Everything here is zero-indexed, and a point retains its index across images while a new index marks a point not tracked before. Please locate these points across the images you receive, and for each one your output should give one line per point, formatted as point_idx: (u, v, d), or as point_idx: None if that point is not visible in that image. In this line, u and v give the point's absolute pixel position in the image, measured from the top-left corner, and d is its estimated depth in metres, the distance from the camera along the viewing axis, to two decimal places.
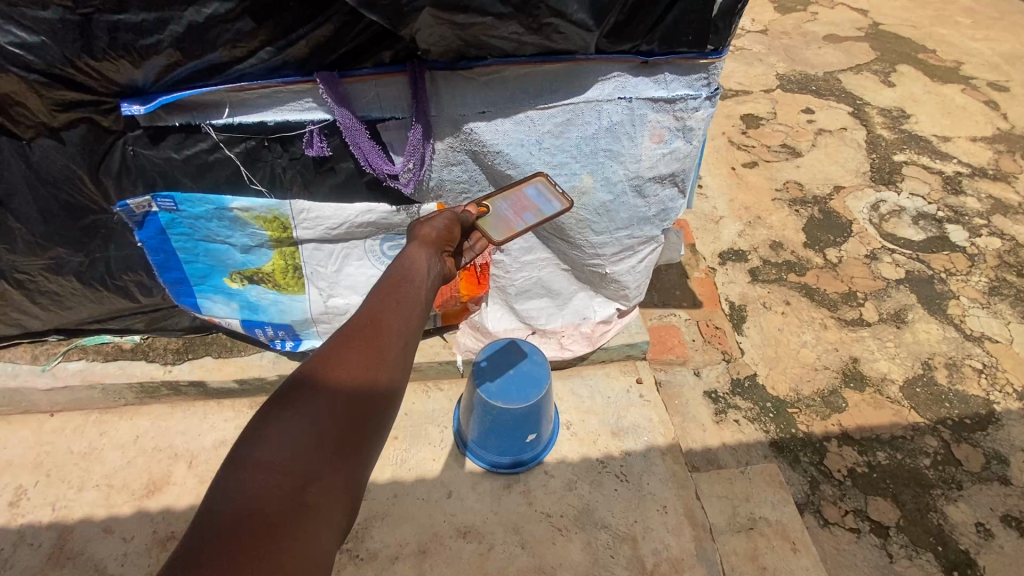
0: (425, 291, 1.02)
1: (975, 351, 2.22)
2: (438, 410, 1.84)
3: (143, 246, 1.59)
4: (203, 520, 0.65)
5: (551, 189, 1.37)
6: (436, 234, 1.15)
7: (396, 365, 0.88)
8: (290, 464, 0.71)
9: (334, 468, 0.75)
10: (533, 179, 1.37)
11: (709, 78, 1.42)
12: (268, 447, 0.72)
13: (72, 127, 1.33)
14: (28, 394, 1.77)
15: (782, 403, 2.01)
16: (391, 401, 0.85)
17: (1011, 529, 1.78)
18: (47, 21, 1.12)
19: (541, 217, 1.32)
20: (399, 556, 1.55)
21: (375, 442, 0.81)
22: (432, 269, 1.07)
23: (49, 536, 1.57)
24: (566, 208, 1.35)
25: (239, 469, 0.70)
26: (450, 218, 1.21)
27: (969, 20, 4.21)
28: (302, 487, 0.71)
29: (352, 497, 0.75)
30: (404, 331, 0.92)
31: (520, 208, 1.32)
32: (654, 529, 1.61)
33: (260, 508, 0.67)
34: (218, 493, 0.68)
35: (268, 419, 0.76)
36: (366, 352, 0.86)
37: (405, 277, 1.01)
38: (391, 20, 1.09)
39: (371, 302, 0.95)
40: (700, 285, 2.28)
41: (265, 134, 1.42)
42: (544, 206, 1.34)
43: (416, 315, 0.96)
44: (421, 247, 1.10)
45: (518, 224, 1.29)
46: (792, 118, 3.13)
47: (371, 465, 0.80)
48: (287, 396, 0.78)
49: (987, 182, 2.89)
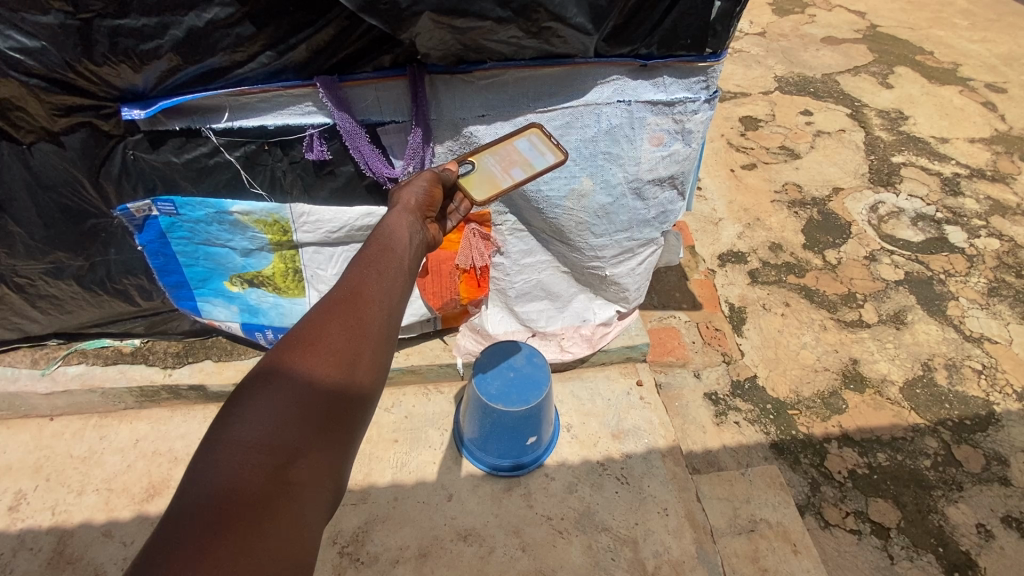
0: (408, 264, 1.02)
1: (974, 351, 2.22)
2: (438, 414, 1.84)
3: (143, 250, 1.60)
4: (183, 500, 0.65)
5: (544, 142, 1.37)
6: (416, 201, 1.15)
7: (379, 340, 0.88)
8: (274, 442, 0.72)
9: (319, 445, 0.75)
10: (526, 131, 1.37)
11: (708, 81, 1.43)
12: (249, 425, 0.72)
13: (73, 132, 1.33)
14: (28, 399, 1.76)
15: (783, 404, 2.01)
16: (374, 377, 0.85)
17: (1012, 530, 1.78)
18: (47, 26, 1.12)
19: (531, 172, 1.33)
20: (399, 559, 1.55)
21: (361, 417, 0.81)
22: (414, 237, 1.07)
23: (49, 541, 1.57)
24: (559, 160, 1.35)
25: (220, 447, 0.69)
26: (429, 181, 1.20)
27: (966, 21, 4.23)
28: (286, 464, 0.71)
29: (338, 474, 0.76)
30: (387, 305, 0.92)
31: (509, 163, 1.34)
32: (655, 531, 1.61)
33: (244, 486, 0.67)
34: (199, 472, 0.67)
35: (248, 395, 0.75)
36: (348, 328, 0.86)
37: (386, 250, 1.00)
38: (391, 25, 1.09)
39: (352, 275, 0.94)
40: (700, 287, 2.29)
41: (266, 138, 1.42)
42: (535, 160, 1.35)
43: (398, 288, 0.96)
44: (401, 216, 1.09)
45: (505, 180, 1.31)
46: (791, 120, 3.14)
47: (357, 440, 0.81)
48: (266, 374, 0.77)
49: (986, 183, 2.90)
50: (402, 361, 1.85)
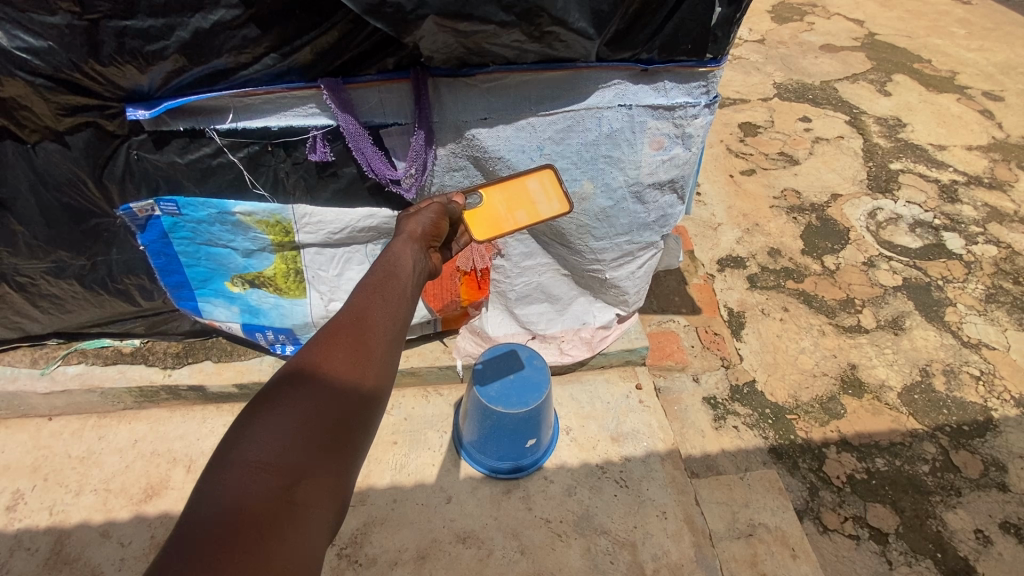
0: (410, 288, 1.03)
1: (972, 357, 2.23)
2: (438, 416, 1.84)
3: (145, 250, 1.60)
4: (189, 520, 0.65)
5: (554, 187, 1.36)
6: (422, 231, 1.16)
7: (383, 363, 0.89)
8: (280, 462, 0.72)
9: (323, 466, 0.75)
10: (540, 172, 1.35)
11: (708, 86, 1.44)
12: (255, 445, 0.72)
13: (77, 131, 1.34)
14: (26, 398, 1.76)
15: (782, 409, 2.02)
16: (378, 399, 0.86)
17: (1010, 535, 1.79)
18: (55, 26, 1.13)
19: (533, 218, 1.36)
20: (398, 561, 1.55)
21: (362, 440, 0.82)
22: (417, 265, 1.09)
23: (46, 542, 1.57)
24: (562, 212, 1.37)
25: (227, 467, 0.69)
26: (436, 212, 1.23)
27: (964, 30, 4.26)
28: (291, 485, 0.71)
29: (340, 496, 0.76)
30: (390, 329, 0.93)
31: (515, 203, 1.36)
32: (654, 535, 1.61)
33: (249, 507, 0.67)
34: (205, 491, 0.67)
35: (254, 416, 0.76)
36: (353, 351, 0.87)
37: (391, 275, 1.01)
38: (396, 28, 1.10)
39: (358, 298, 0.95)
40: (699, 292, 2.31)
41: (269, 139, 1.43)
42: (541, 204, 1.36)
43: (402, 313, 0.97)
44: (406, 245, 1.11)
45: (506, 222, 1.35)
46: (790, 127, 3.16)
47: (359, 462, 0.81)
48: (273, 395, 0.78)
49: (983, 190, 2.92)
50: (402, 362, 1.85)
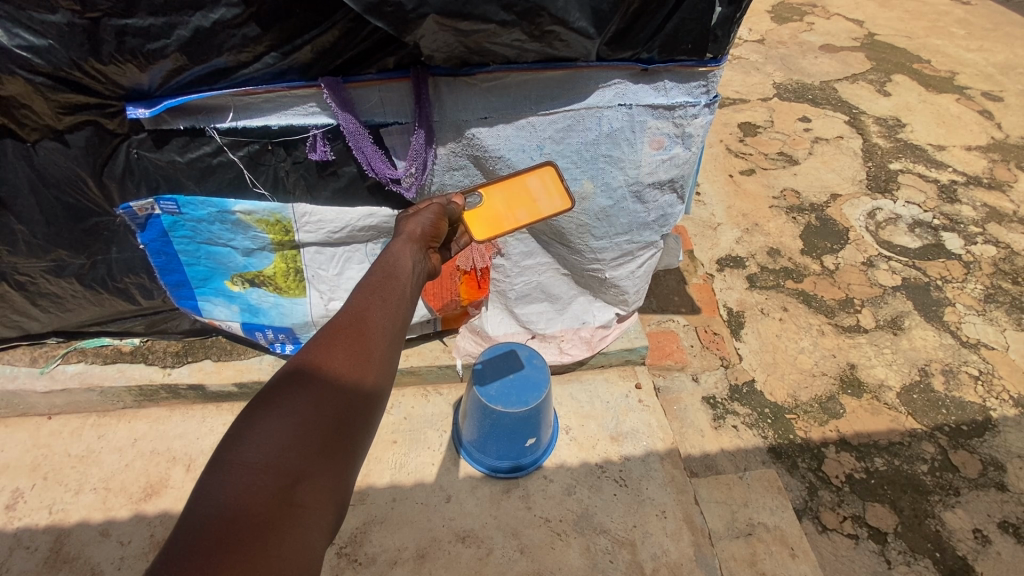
0: (410, 289, 1.03)
1: (971, 357, 2.24)
2: (437, 415, 1.84)
3: (145, 249, 1.60)
4: (188, 522, 0.65)
5: (554, 184, 1.36)
6: (421, 231, 1.16)
7: (383, 363, 0.89)
8: (280, 463, 0.72)
9: (323, 467, 0.75)
10: (540, 169, 1.36)
11: (708, 85, 1.44)
12: (254, 446, 0.72)
13: (77, 130, 1.34)
14: (26, 397, 1.76)
15: (781, 409, 2.02)
16: (377, 399, 0.86)
17: (1008, 535, 1.79)
18: (55, 25, 1.13)
19: (534, 216, 1.36)
20: (398, 560, 1.55)
21: (362, 441, 0.82)
22: (417, 266, 1.09)
23: (45, 540, 1.56)
24: (563, 209, 1.36)
25: (226, 468, 0.69)
26: (436, 212, 1.23)
27: (963, 30, 4.27)
28: (291, 486, 0.71)
29: (340, 496, 0.76)
30: (390, 330, 0.93)
31: (515, 201, 1.36)
32: (653, 534, 1.61)
33: (248, 508, 0.67)
34: (205, 491, 0.67)
35: (253, 417, 0.75)
36: (353, 351, 0.87)
37: (390, 276, 1.01)
38: (396, 27, 1.10)
39: (357, 298, 0.95)
40: (699, 292, 2.31)
41: (269, 138, 1.43)
42: (542, 202, 1.36)
43: (401, 313, 0.97)
44: (406, 245, 1.11)
45: (507, 221, 1.35)
46: (789, 127, 3.16)
47: (359, 462, 0.81)
48: (273, 396, 0.78)
49: (982, 191, 2.92)
50: (402, 361, 1.85)
